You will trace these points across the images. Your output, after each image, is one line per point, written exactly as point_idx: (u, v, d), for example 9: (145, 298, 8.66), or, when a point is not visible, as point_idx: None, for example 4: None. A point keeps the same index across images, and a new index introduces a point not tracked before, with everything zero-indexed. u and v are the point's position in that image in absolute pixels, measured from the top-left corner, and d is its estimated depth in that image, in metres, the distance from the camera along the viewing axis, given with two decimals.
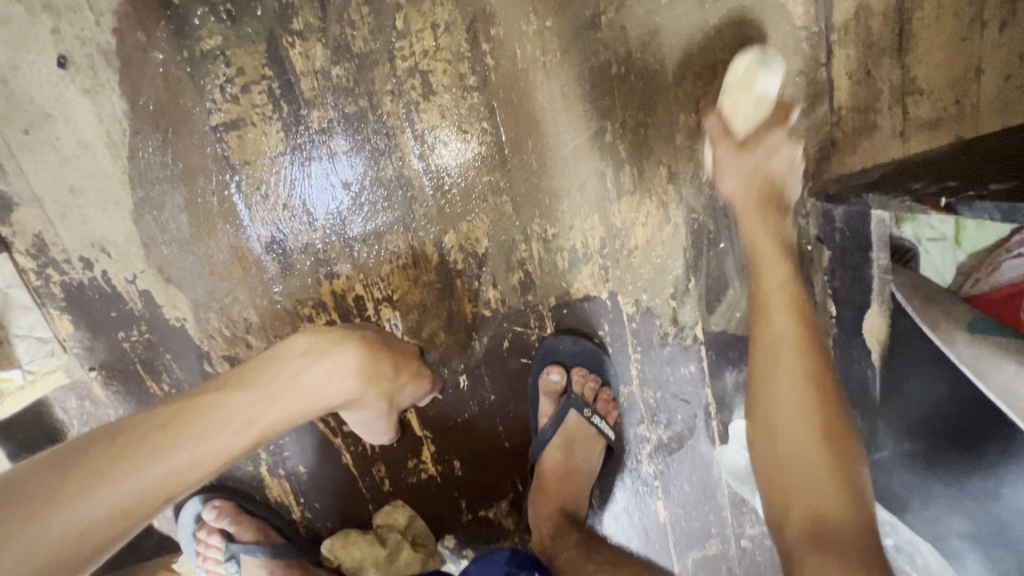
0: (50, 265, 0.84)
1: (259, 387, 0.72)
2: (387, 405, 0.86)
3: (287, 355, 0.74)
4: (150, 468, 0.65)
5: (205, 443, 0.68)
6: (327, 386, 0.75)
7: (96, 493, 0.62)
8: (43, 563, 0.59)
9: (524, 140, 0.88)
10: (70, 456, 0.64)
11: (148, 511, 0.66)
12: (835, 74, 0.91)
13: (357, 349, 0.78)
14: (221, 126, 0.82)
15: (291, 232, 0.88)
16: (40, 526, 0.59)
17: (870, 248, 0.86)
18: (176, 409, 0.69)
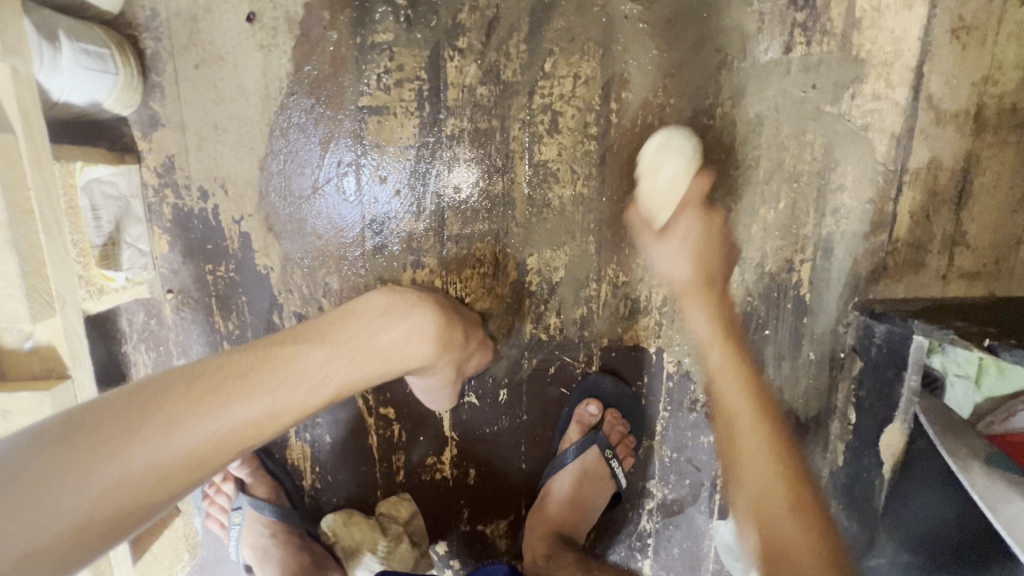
0: (170, 187, 0.90)
1: (337, 343, 0.73)
2: (454, 374, 0.92)
3: (365, 315, 0.77)
4: (226, 415, 0.65)
5: (282, 393, 0.68)
6: (403, 348, 0.78)
7: (173, 436, 0.62)
8: (121, 496, 0.59)
9: (622, 193, 0.97)
10: (144, 396, 0.64)
11: (225, 456, 0.66)
12: (901, 210, 1.02)
13: (431, 315, 0.83)
14: (366, 108, 0.90)
15: (394, 217, 0.94)
16: (122, 459, 0.59)
17: (904, 368, 0.94)
18: (251, 358, 0.70)
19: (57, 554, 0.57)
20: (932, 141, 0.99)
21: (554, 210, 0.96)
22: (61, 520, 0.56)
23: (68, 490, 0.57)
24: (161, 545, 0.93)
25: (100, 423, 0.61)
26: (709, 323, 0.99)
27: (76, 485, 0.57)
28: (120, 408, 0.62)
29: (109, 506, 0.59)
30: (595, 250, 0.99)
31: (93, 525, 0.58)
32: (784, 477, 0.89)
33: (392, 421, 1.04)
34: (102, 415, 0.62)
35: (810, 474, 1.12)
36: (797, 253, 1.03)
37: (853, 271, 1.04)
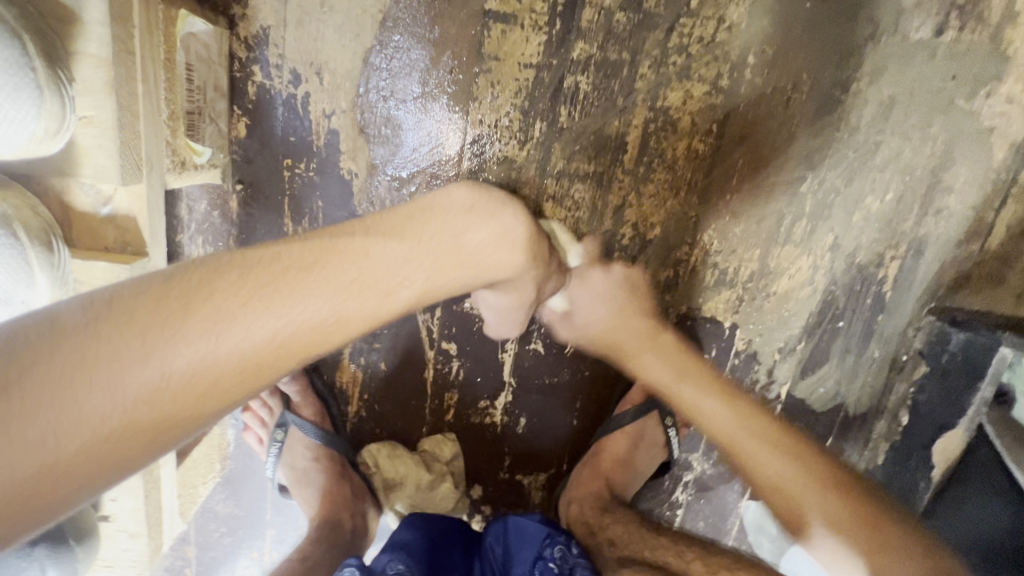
0: (258, 63, 0.80)
1: (416, 240, 0.64)
2: (533, 295, 0.81)
3: (450, 212, 0.68)
4: (289, 315, 0.55)
5: (353, 294, 0.59)
6: (495, 255, 0.69)
7: (223, 336, 0.52)
8: (166, 406, 0.49)
9: (735, 158, 0.92)
10: (190, 287, 0.54)
11: (282, 365, 0.56)
12: (1000, 222, 0.99)
13: (524, 218, 0.72)
14: (492, 13, 0.81)
15: (498, 141, 0.87)
16: (165, 360, 0.49)
17: (981, 378, 0.94)
18: (312, 254, 0.60)
19: (82, 469, 0.47)
20: None
21: (664, 162, 0.91)
22: (90, 425, 0.46)
23: (96, 392, 0.47)
24: (197, 453, 0.87)
25: (133, 316, 0.50)
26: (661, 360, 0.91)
27: (101, 388, 0.47)
28: (158, 299, 0.52)
29: (146, 414, 0.49)
30: (695, 213, 0.94)
31: (129, 437, 0.48)
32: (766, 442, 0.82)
33: (453, 358, 0.99)
34: (138, 301, 0.51)
35: None
36: (890, 248, 1.00)
37: (937, 277, 1.02)
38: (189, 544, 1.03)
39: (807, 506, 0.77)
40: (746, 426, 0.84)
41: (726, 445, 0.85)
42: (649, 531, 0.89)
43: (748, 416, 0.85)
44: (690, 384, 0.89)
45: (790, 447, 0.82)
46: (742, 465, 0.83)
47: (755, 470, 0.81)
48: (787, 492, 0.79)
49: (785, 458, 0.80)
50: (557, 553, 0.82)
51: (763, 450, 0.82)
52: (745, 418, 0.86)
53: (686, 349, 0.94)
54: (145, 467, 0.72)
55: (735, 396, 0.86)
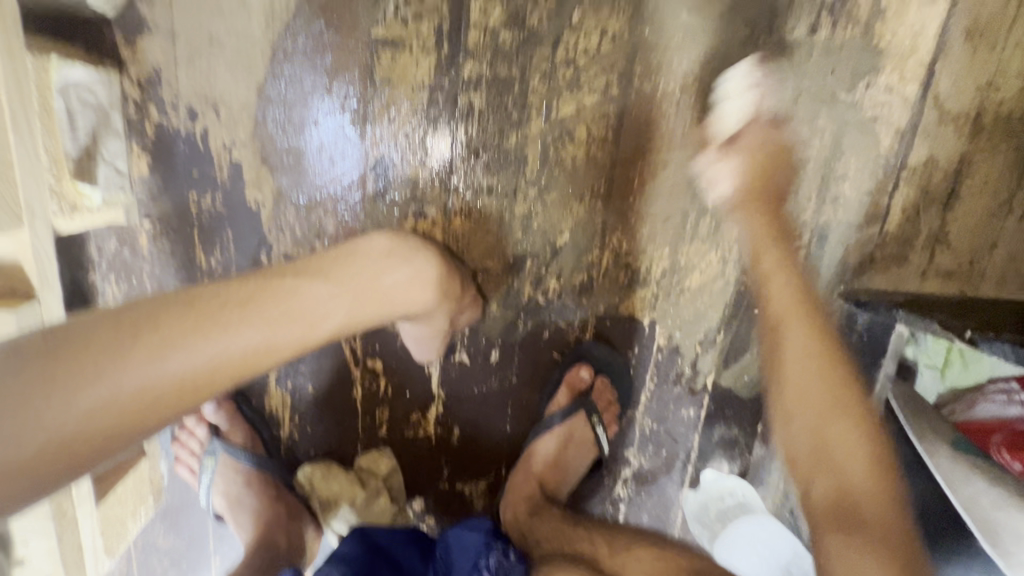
0: (153, 103, 0.82)
1: (341, 280, 0.71)
2: (446, 325, 0.90)
3: (373, 254, 0.75)
4: (223, 344, 0.61)
5: (281, 325, 0.65)
6: (408, 293, 0.77)
7: (163, 361, 0.58)
8: (106, 421, 0.55)
9: (634, 162, 0.96)
10: (136, 317, 0.59)
11: (216, 388, 0.62)
12: (894, 205, 1.04)
13: (435, 262, 0.82)
14: (380, 40, 0.84)
15: (401, 162, 0.90)
16: (107, 382, 0.55)
17: (881, 356, 0.99)
18: (250, 288, 0.65)
19: (27, 475, 0.52)
20: (932, 140, 1.01)
21: (565, 170, 0.94)
22: (38, 437, 0.52)
23: (45, 408, 0.52)
24: (123, 488, 0.88)
25: (84, 342, 0.56)
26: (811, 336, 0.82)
27: (48, 406, 0.52)
28: (107, 326, 0.58)
29: (86, 429, 0.54)
30: (601, 217, 0.97)
31: (72, 447, 0.54)
32: (828, 381, 0.80)
33: (379, 374, 1.02)
34: (85, 330, 0.57)
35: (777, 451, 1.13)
36: (795, 237, 1.04)
37: (843, 260, 1.07)
38: None
39: (847, 474, 0.75)
40: (813, 374, 0.80)
41: (768, 337, 0.85)
42: (573, 524, 0.98)
43: (845, 384, 0.80)
44: (793, 376, 0.81)
45: (851, 410, 0.78)
46: (816, 469, 0.77)
47: (838, 439, 0.77)
48: (836, 456, 0.76)
49: (851, 428, 0.77)
50: (494, 563, 0.84)
51: (799, 408, 0.80)
52: (816, 344, 0.82)
53: (803, 319, 0.84)
54: (56, 509, 0.73)
55: (840, 389, 0.79)
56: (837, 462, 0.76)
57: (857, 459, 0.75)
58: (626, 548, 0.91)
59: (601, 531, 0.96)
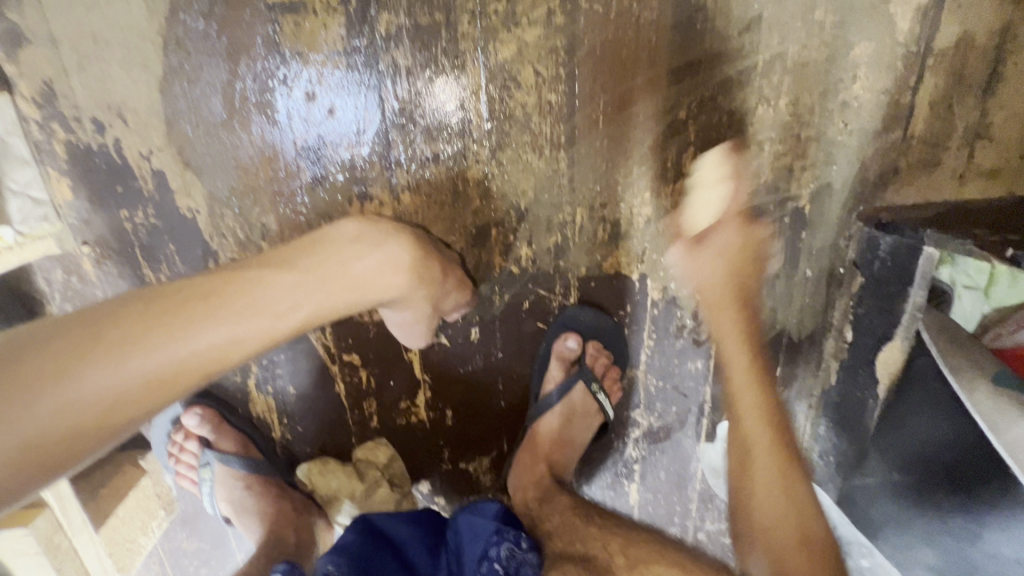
0: (55, 120, 0.75)
1: (308, 267, 0.65)
2: (432, 310, 0.83)
3: (339, 241, 0.68)
4: (186, 340, 0.56)
5: (248, 318, 0.60)
6: (380, 278, 0.70)
7: (124, 360, 0.53)
8: (71, 428, 0.51)
9: (596, 98, 0.83)
10: (95, 318, 0.55)
11: (182, 388, 0.57)
12: (919, 100, 0.87)
13: (409, 246, 0.74)
14: (278, 6, 0.74)
15: (331, 142, 0.81)
16: (67, 387, 0.51)
17: (911, 282, 0.84)
18: (212, 280, 0.61)
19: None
20: (963, 14, 0.83)
21: (516, 122, 0.82)
22: (2, 446, 0.48)
23: (6, 416, 0.48)
24: (129, 507, 0.91)
25: (42, 344, 0.52)
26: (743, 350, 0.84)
27: (8, 415, 0.48)
28: (65, 328, 0.53)
29: (50, 438, 0.50)
30: (567, 169, 0.86)
31: (35, 456, 0.50)
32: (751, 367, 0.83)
33: (359, 367, 0.98)
34: (45, 334, 0.53)
35: (802, 394, 1.08)
36: (798, 158, 0.90)
37: (859, 175, 0.92)
38: None
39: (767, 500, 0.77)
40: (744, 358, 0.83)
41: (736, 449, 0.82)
42: (586, 518, 0.89)
43: (750, 242, 0.86)
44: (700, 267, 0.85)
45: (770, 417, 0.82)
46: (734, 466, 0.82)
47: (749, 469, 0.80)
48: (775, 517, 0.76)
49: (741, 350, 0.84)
50: (504, 552, 0.78)
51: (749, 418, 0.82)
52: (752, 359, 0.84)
53: (738, 304, 0.85)
54: (46, 545, 0.79)
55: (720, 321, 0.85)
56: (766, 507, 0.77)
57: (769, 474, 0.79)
58: (643, 561, 0.81)
59: (617, 532, 0.86)
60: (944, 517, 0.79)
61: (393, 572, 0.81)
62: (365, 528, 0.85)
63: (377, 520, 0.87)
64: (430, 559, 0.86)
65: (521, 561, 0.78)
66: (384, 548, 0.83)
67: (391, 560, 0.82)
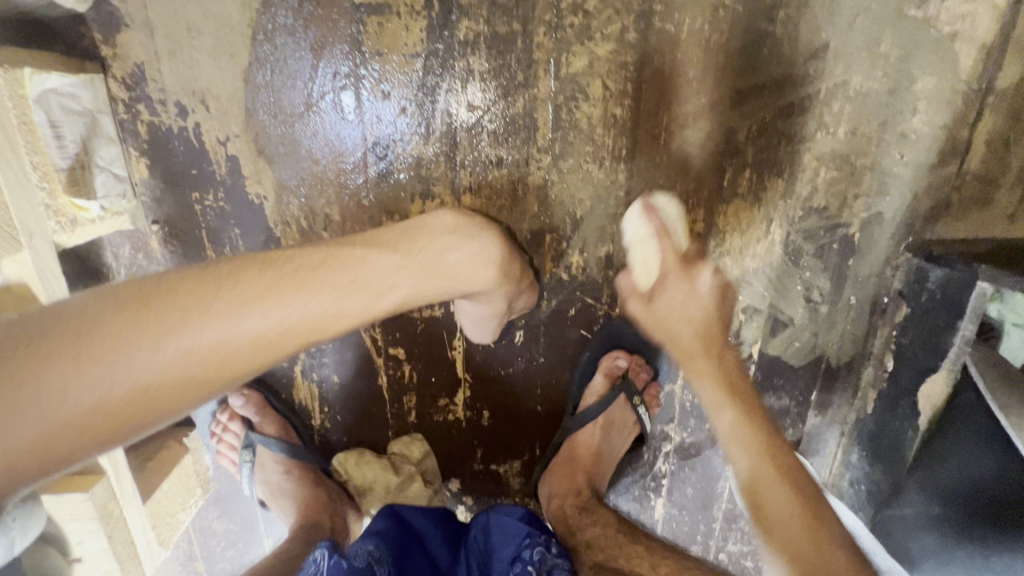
0: (142, 102, 0.78)
1: (406, 252, 0.67)
2: (504, 307, 0.84)
3: (435, 230, 0.70)
4: (295, 307, 0.58)
5: (349, 295, 0.62)
6: (470, 270, 0.71)
7: (239, 319, 0.56)
8: (185, 375, 0.53)
9: (659, 114, 0.84)
10: (217, 275, 0.58)
11: (285, 352, 0.59)
12: (975, 137, 0.88)
13: (499, 241, 0.75)
14: (365, 8, 0.77)
15: (400, 139, 0.83)
16: (188, 333, 0.53)
17: (961, 316, 0.85)
18: (320, 255, 0.63)
19: (113, 418, 0.51)
20: None
21: (581, 132, 0.84)
22: (127, 381, 0.51)
23: (136, 352, 0.51)
24: (172, 483, 0.92)
25: (171, 293, 0.55)
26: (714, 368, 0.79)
27: (140, 351, 0.51)
28: (194, 280, 0.56)
29: (169, 379, 0.52)
30: (625, 182, 0.88)
31: (150, 399, 0.52)
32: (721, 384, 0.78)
33: (403, 362, 0.99)
34: (175, 283, 0.56)
35: (836, 420, 1.07)
36: (852, 186, 0.91)
37: (910, 207, 0.93)
38: (198, 559, 1.08)
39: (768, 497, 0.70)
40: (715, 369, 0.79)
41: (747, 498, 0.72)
42: (629, 534, 0.89)
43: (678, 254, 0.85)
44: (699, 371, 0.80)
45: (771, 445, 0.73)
46: (776, 481, 0.71)
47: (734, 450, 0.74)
48: (760, 478, 0.71)
49: (741, 424, 0.74)
50: (536, 555, 0.77)
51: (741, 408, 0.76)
52: (743, 413, 0.75)
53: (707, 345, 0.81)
54: (102, 512, 0.77)
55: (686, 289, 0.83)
56: (763, 501, 0.70)
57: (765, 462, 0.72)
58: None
59: (667, 555, 0.84)
60: (987, 553, 0.79)
61: (421, 563, 0.81)
62: (394, 517, 0.85)
63: (404, 511, 0.88)
64: (450, 553, 0.87)
65: (553, 564, 0.75)
66: (412, 540, 0.84)
67: (420, 554, 0.83)
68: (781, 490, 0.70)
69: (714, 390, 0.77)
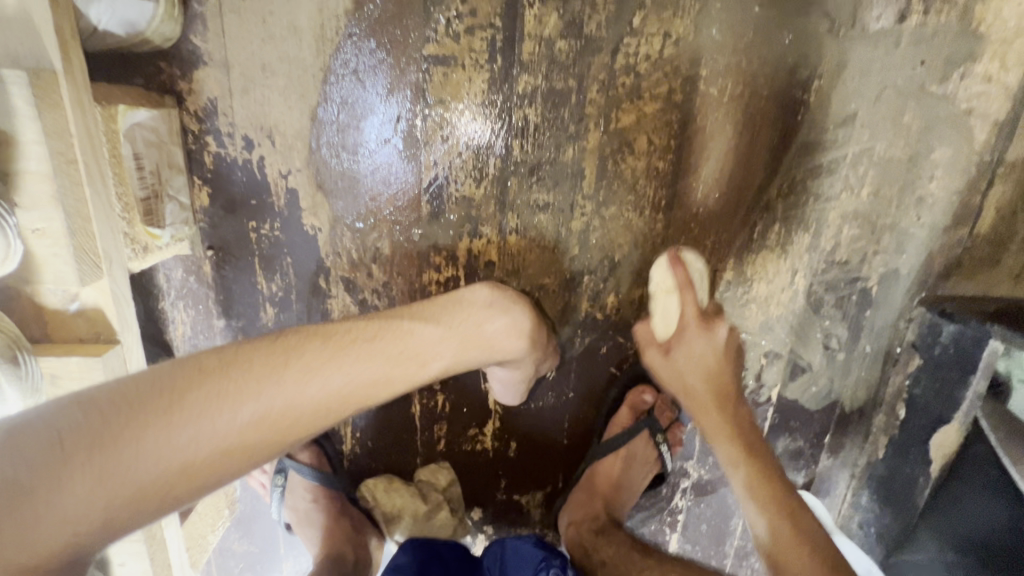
0: (211, 135, 0.82)
1: (449, 325, 0.73)
2: (532, 371, 0.88)
3: (475, 303, 0.77)
4: (352, 375, 0.65)
5: (399, 363, 0.69)
6: (504, 341, 0.78)
7: (307, 386, 0.62)
8: (258, 438, 0.59)
9: (699, 170, 0.90)
10: (288, 344, 0.64)
11: (342, 415, 0.65)
12: (987, 204, 0.94)
13: (530, 312, 0.81)
14: (431, 58, 0.81)
15: (454, 181, 0.87)
16: (263, 400, 0.59)
17: (972, 372, 0.90)
18: (374, 326, 0.69)
19: (193, 477, 0.56)
20: None
21: (624, 182, 0.89)
22: (209, 444, 0.56)
23: (218, 417, 0.57)
24: (204, 506, 0.94)
25: (248, 361, 0.61)
26: (726, 420, 0.90)
27: (222, 416, 0.57)
28: (267, 349, 0.62)
29: (245, 441, 0.58)
30: (662, 230, 0.93)
31: (227, 460, 0.58)
32: (727, 427, 0.90)
33: (437, 391, 1.02)
34: (250, 352, 0.62)
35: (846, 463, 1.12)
36: (872, 243, 0.97)
37: (925, 265, 0.98)
38: None
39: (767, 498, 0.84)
40: (723, 431, 0.89)
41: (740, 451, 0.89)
42: (642, 552, 0.93)
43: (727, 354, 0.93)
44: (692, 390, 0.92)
45: (745, 446, 0.88)
46: (789, 549, 0.80)
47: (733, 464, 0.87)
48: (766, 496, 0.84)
49: (718, 418, 0.90)
50: None
51: (721, 437, 0.89)
52: (721, 418, 0.91)
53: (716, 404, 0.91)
54: (149, 533, 0.79)
55: (721, 376, 0.92)
56: (767, 471, 0.86)
57: (756, 480, 0.85)
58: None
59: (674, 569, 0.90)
60: None
61: None
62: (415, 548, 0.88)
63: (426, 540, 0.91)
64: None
65: None
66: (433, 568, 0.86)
67: None
68: (760, 518, 0.83)
69: (720, 424, 0.90)
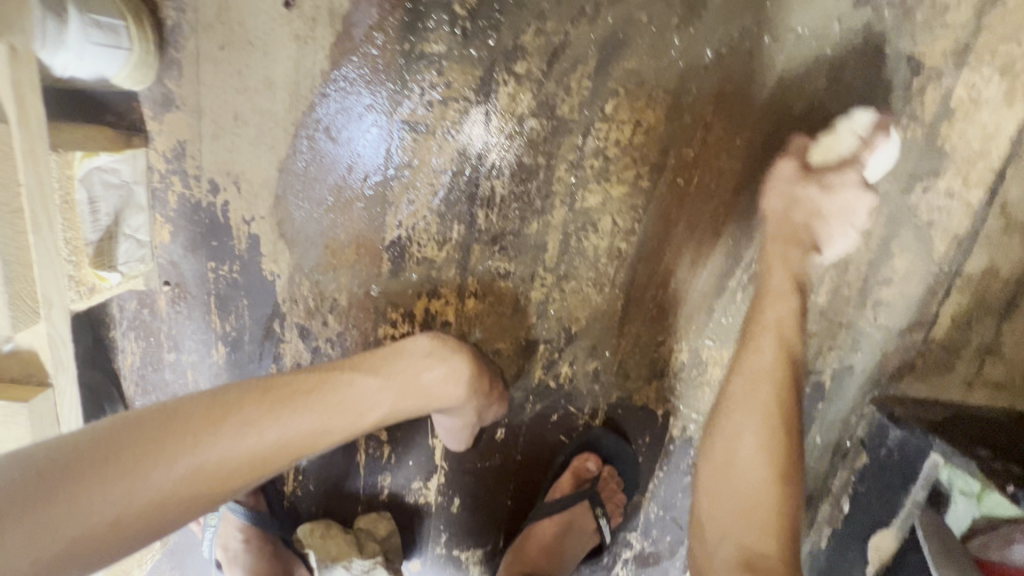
0: (177, 176, 0.82)
1: (387, 374, 0.73)
2: (473, 419, 0.89)
3: (414, 352, 0.77)
4: (291, 427, 0.64)
5: (337, 414, 0.68)
6: (443, 390, 0.78)
7: (241, 439, 0.61)
8: (192, 491, 0.58)
9: (662, 254, 0.90)
10: (226, 399, 0.63)
11: (279, 466, 0.64)
12: (943, 312, 0.93)
13: (469, 361, 0.82)
14: (403, 125, 0.82)
15: (417, 241, 0.87)
16: (197, 453, 0.58)
17: (913, 481, 0.90)
18: (315, 377, 0.69)
19: (126, 529, 0.55)
20: (992, 247, 0.89)
21: (585, 258, 0.90)
22: (141, 498, 0.55)
23: (150, 472, 0.56)
24: None
25: (182, 417, 0.60)
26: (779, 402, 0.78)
27: (155, 470, 0.56)
28: (204, 404, 0.61)
29: (179, 494, 0.57)
30: (622, 305, 0.93)
31: (159, 513, 0.56)
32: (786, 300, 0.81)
33: (383, 442, 1.02)
34: (187, 410, 0.60)
35: None
36: (827, 339, 0.97)
37: (879, 365, 0.97)
38: None
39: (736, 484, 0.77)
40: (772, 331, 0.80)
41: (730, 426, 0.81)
42: None
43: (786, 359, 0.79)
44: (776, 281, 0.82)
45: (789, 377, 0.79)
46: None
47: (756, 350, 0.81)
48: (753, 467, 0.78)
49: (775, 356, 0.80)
50: None
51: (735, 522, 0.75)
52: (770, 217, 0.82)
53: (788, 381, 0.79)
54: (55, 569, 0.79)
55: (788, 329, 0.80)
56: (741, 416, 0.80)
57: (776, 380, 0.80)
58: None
59: None
60: None
61: None
62: None
63: None
64: None
65: None
66: None
67: None
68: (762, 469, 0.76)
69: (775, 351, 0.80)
